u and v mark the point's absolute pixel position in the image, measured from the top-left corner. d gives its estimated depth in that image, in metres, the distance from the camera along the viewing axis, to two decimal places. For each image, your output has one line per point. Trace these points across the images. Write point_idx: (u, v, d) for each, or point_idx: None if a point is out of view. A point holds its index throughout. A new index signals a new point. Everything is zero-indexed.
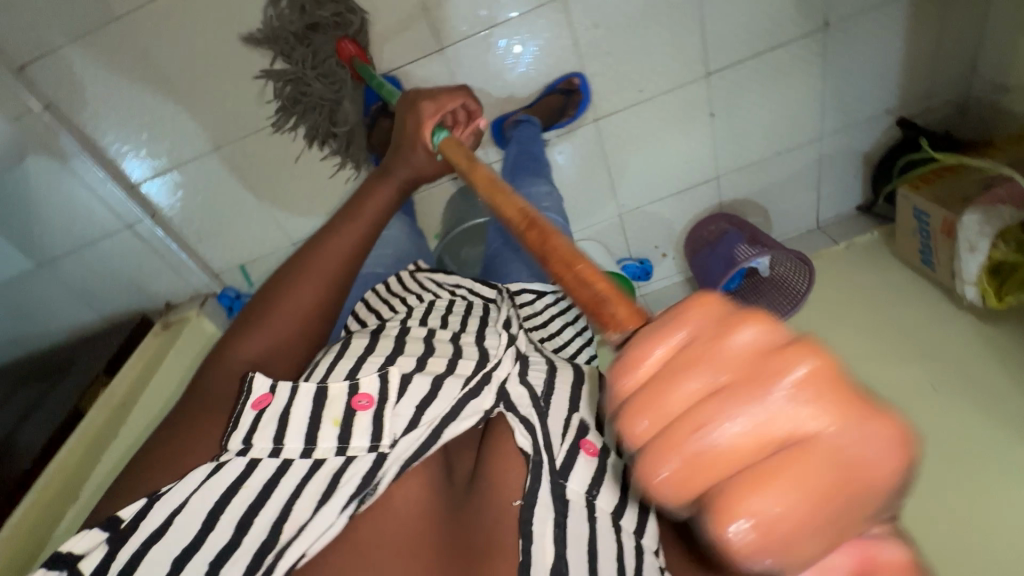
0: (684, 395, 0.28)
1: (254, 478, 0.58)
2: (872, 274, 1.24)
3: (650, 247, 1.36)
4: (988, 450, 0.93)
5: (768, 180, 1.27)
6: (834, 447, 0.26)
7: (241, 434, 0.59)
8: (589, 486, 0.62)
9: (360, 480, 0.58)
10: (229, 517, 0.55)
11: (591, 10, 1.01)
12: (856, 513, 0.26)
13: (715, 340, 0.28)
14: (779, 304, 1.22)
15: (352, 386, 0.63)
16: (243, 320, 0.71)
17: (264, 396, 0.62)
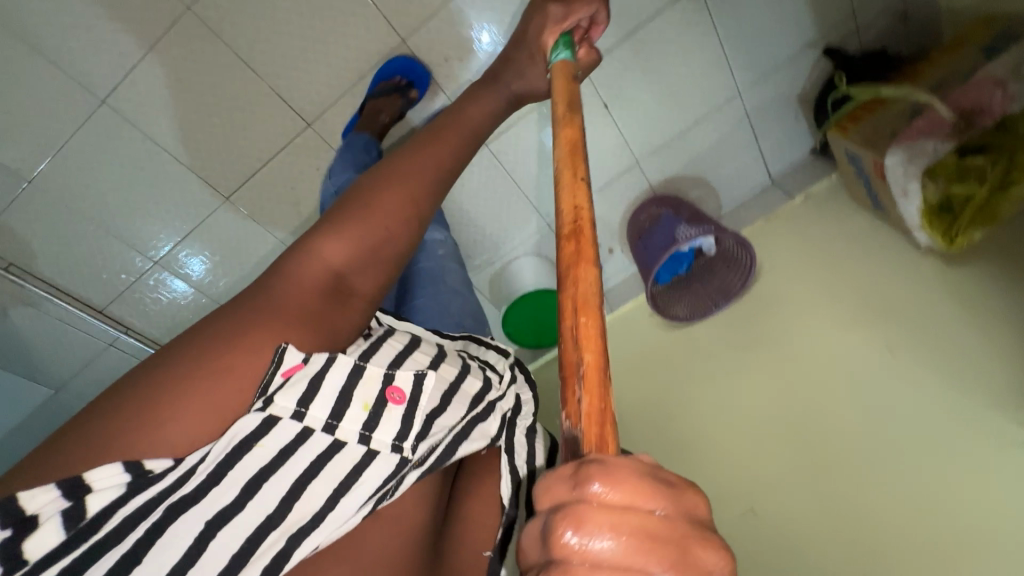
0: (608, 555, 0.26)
1: (273, 438, 0.45)
2: (830, 224, 1.11)
3: None
4: (959, 418, 0.79)
5: (696, 150, 1.20)
6: None
7: (270, 386, 0.45)
8: None
9: (379, 483, 0.50)
10: (235, 479, 0.43)
11: (442, 45, 1.01)
12: None
13: (675, 549, 0.27)
14: (730, 283, 1.16)
15: (386, 374, 0.53)
16: (359, 206, 0.53)
17: (297, 364, 0.46)
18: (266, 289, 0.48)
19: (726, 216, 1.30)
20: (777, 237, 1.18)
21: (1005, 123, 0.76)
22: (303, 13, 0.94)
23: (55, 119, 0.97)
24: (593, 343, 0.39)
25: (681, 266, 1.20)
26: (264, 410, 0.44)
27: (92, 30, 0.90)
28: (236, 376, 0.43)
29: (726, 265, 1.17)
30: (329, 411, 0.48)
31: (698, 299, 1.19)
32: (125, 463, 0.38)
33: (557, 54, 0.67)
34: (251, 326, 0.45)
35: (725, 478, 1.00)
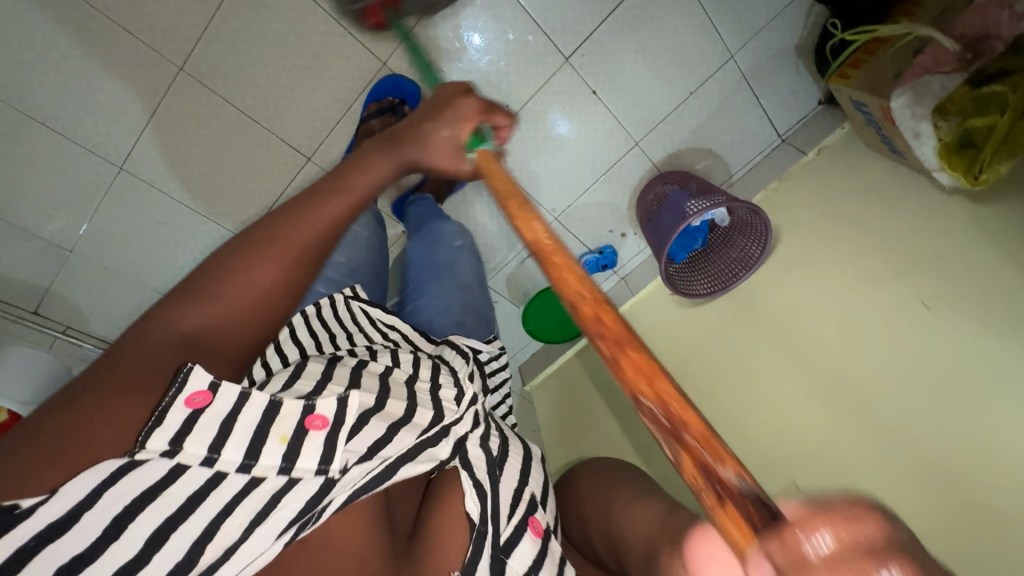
0: None
1: (180, 486, 0.44)
2: (848, 176, 1.06)
3: (606, 233, 1.31)
4: (1007, 365, 0.74)
5: (696, 121, 1.17)
6: None
7: (167, 434, 0.44)
8: (529, 567, 0.59)
9: (303, 507, 0.47)
10: (138, 531, 0.42)
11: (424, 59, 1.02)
12: None
13: None
14: (750, 251, 1.12)
15: (307, 405, 0.51)
16: (222, 265, 0.51)
17: (203, 392, 0.46)
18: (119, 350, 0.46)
19: (738, 182, 1.26)
20: (795, 197, 1.13)
21: (1016, 46, 0.73)
22: (286, 52, 0.98)
23: (78, 191, 1.04)
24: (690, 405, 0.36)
25: (697, 240, 1.19)
26: (172, 457, 0.44)
27: (99, 103, 0.96)
28: (113, 424, 0.42)
29: (744, 232, 1.14)
30: (243, 452, 0.47)
31: (717, 274, 1.16)
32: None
33: (473, 145, 0.62)
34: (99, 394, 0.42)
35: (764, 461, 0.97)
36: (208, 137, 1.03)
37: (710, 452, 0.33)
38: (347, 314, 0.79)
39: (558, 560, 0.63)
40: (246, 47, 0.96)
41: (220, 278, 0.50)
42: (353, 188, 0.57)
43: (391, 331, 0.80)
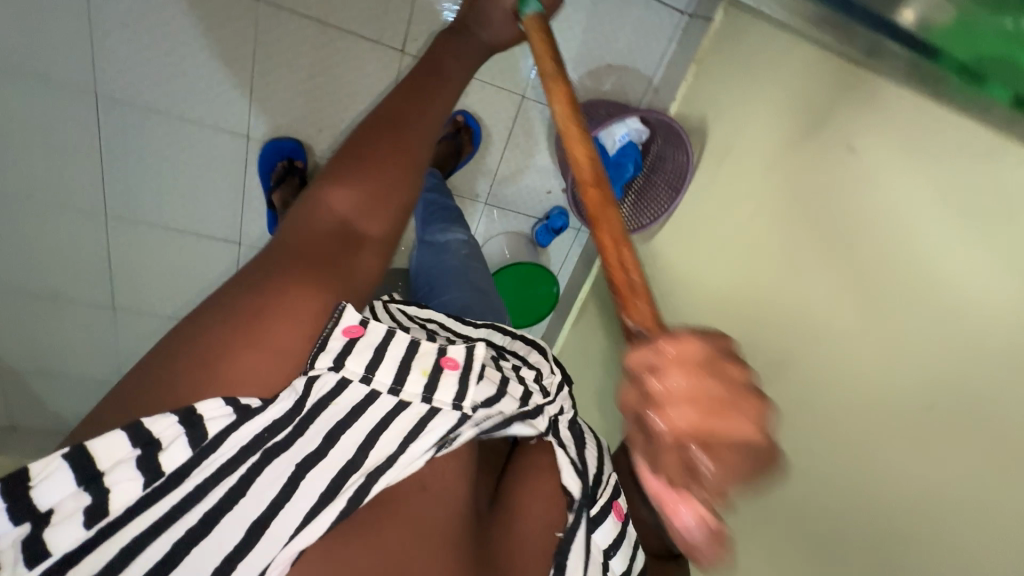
0: (724, 375, 0.36)
1: (346, 398, 0.45)
2: (763, 27, 0.88)
3: (546, 195, 1.22)
4: None
5: (576, 43, 1.02)
6: (742, 440, 0.35)
7: (331, 355, 0.45)
8: (611, 544, 0.59)
9: (445, 436, 0.48)
10: (318, 427, 0.44)
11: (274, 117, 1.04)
12: (724, 462, 0.35)
13: (721, 354, 0.36)
14: (679, 158, 1.00)
15: (439, 347, 0.51)
16: (348, 156, 0.56)
17: (356, 326, 0.47)
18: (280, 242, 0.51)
19: (661, 82, 1.09)
20: (716, 76, 0.97)
21: None
22: (160, 163, 1.04)
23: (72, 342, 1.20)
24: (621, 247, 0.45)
25: (627, 166, 1.03)
26: (336, 371, 0.45)
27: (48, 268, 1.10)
28: (287, 326, 0.44)
29: (662, 141, 1.03)
30: (392, 376, 0.47)
31: (659, 196, 1.03)
32: (226, 398, 0.40)
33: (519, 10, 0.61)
34: (283, 271, 0.47)
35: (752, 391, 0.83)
36: (140, 259, 1.13)
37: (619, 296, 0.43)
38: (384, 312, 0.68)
39: (634, 542, 0.62)
40: (125, 174, 1.04)
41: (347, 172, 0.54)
42: (451, 74, 0.63)
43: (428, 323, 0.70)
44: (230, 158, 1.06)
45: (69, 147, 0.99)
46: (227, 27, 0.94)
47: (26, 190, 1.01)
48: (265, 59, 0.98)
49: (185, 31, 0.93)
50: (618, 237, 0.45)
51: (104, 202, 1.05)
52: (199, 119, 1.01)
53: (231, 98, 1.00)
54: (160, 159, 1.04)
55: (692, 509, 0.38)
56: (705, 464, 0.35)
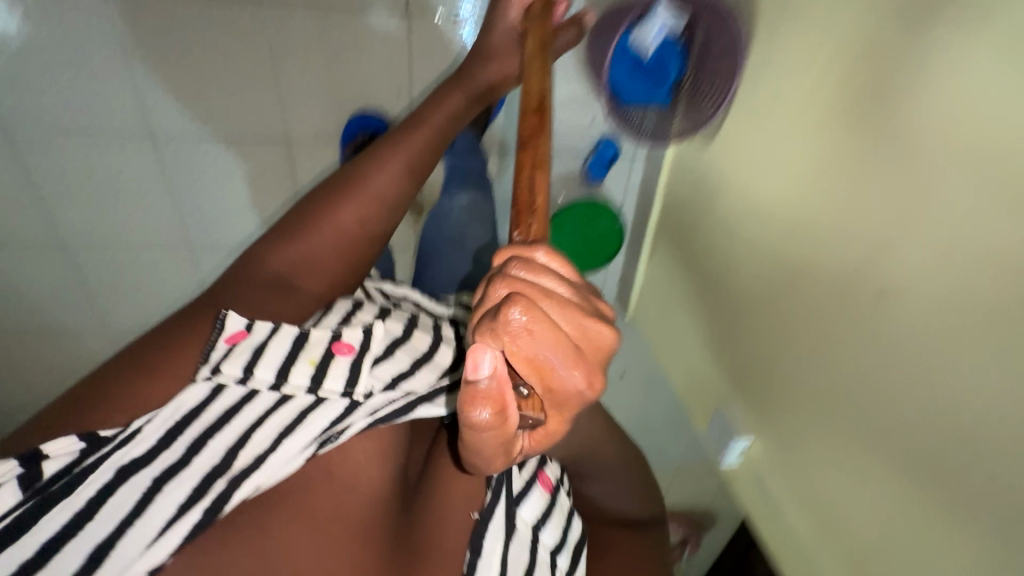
0: (576, 301, 0.43)
1: (219, 402, 0.57)
2: None
3: (588, 125, 1.14)
4: None
5: None
6: (561, 342, 0.40)
7: (240, 364, 0.58)
8: (537, 519, 0.74)
9: (328, 424, 0.58)
10: (182, 440, 0.54)
11: (299, 121, 1.06)
12: (537, 339, 0.39)
13: (591, 301, 0.45)
14: (732, 40, 0.87)
15: (333, 334, 0.64)
16: (319, 204, 0.72)
17: (240, 331, 0.60)
18: (228, 278, 0.68)
19: None
20: None
21: None
22: (204, 187, 1.11)
23: None
24: (534, 191, 0.56)
25: (671, 67, 0.92)
26: (210, 378, 0.57)
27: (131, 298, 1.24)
28: (178, 361, 0.58)
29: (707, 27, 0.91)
30: (274, 372, 0.59)
31: (712, 92, 0.92)
32: (79, 436, 0.51)
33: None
34: (214, 307, 0.63)
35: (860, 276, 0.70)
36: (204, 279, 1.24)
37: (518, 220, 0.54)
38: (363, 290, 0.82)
39: (564, 511, 0.78)
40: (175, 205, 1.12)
41: (310, 219, 0.70)
42: (429, 122, 0.78)
43: (403, 300, 0.85)
44: (264, 169, 1.10)
45: (143, 187, 1.09)
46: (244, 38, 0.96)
47: (103, 234, 1.13)
48: (281, 62, 0.99)
49: (203, 55, 0.96)
50: (544, 186, 0.57)
51: (182, 232, 1.16)
52: (239, 136, 1.06)
53: (262, 108, 1.03)
54: (198, 187, 1.11)
55: (497, 394, 0.40)
56: (517, 330, 0.39)
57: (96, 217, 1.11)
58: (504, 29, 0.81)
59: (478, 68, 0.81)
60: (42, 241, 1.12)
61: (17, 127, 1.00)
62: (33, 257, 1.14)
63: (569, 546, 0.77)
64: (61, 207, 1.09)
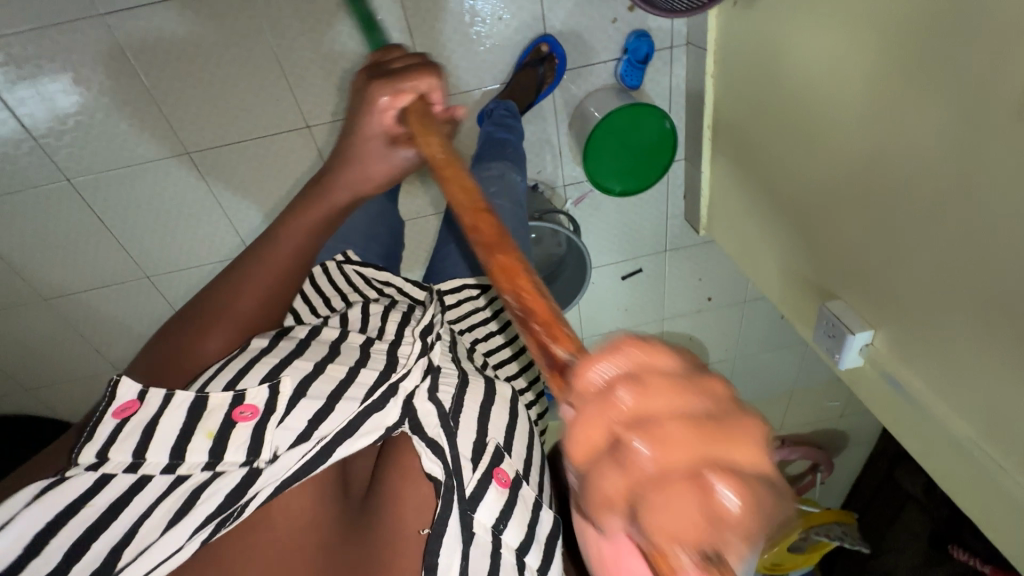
0: (709, 402, 0.29)
1: (103, 495, 0.49)
2: None
3: (611, 24, 1.00)
4: None
5: None
6: (754, 469, 0.28)
7: (129, 448, 0.52)
8: (497, 520, 0.59)
9: (223, 501, 0.50)
10: (57, 544, 0.45)
11: (313, 104, 1.05)
12: (753, 499, 0.26)
13: (704, 383, 0.30)
14: None
15: (235, 396, 0.56)
16: (180, 333, 0.62)
17: (132, 403, 0.55)
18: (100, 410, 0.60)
19: None
20: None
21: None
22: (238, 194, 1.12)
23: None
24: (547, 300, 0.41)
25: None
26: (95, 469, 0.50)
27: None
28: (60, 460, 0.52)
29: None
30: (167, 454, 0.53)
31: None
32: None
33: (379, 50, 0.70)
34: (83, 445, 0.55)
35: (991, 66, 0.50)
36: None
37: (555, 334, 0.38)
38: (341, 276, 0.88)
39: (528, 520, 0.62)
40: (216, 218, 1.15)
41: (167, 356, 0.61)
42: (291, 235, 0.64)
43: (386, 286, 0.87)
44: (290, 164, 1.10)
45: (192, 201, 1.12)
46: (238, 26, 0.95)
47: (161, 264, 1.20)
48: (286, 49, 0.98)
49: (212, 61, 0.98)
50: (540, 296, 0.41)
51: (229, 241, 1.19)
52: (260, 132, 1.06)
53: (272, 96, 1.02)
54: (231, 197, 1.13)
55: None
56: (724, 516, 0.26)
57: (154, 240, 1.16)
58: (365, 141, 0.62)
59: (345, 173, 0.63)
60: (121, 274, 1.20)
61: (71, 170, 1.05)
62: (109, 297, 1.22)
63: (539, 545, 0.62)
64: (128, 237, 1.15)
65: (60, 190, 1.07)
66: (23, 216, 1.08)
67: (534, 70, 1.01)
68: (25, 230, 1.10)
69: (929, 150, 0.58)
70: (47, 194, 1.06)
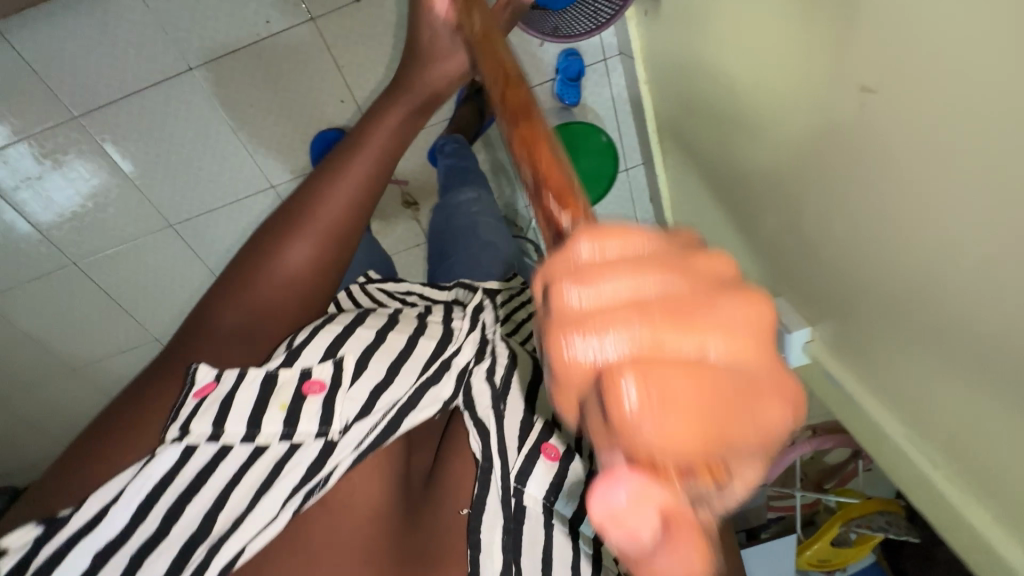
0: (667, 280, 0.21)
1: (191, 466, 0.46)
2: None
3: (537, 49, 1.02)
4: None
5: None
6: (717, 360, 0.19)
7: (209, 417, 0.47)
8: (547, 492, 0.58)
9: (308, 472, 0.49)
10: (155, 511, 0.45)
11: (274, 165, 1.12)
12: (707, 392, 0.18)
13: (675, 258, 0.22)
14: None
15: (302, 369, 0.52)
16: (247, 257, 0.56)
17: (209, 383, 0.48)
18: (139, 386, 0.50)
19: None
20: None
21: None
22: (222, 254, 1.21)
23: None
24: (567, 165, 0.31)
25: None
26: (180, 439, 0.46)
27: None
28: (136, 428, 0.46)
29: None
30: (246, 422, 0.49)
31: None
32: (40, 522, 0.42)
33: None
34: (147, 405, 0.47)
35: (829, 60, 0.50)
36: None
37: (557, 196, 0.28)
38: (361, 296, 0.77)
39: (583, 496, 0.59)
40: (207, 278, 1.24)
41: (248, 278, 0.54)
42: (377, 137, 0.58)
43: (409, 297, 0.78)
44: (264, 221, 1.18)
45: (184, 265, 1.21)
46: (194, 106, 1.04)
47: (165, 328, 1.29)
48: (239, 120, 1.06)
49: (176, 142, 1.07)
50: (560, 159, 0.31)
51: None
52: (232, 197, 1.14)
53: (235, 163, 1.10)
54: (217, 257, 1.21)
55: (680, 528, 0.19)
56: (660, 414, 0.18)
57: (157, 306, 1.26)
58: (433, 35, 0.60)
59: (418, 75, 0.60)
60: (132, 343, 1.30)
61: (74, 255, 1.15)
62: (126, 365, 1.32)
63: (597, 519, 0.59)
64: (133, 307, 1.25)
65: (67, 274, 1.17)
66: (39, 303, 1.19)
67: (475, 100, 1.05)
68: (40, 314, 1.21)
69: (802, 144, 0.58)
70: (54, 279, 1.17)
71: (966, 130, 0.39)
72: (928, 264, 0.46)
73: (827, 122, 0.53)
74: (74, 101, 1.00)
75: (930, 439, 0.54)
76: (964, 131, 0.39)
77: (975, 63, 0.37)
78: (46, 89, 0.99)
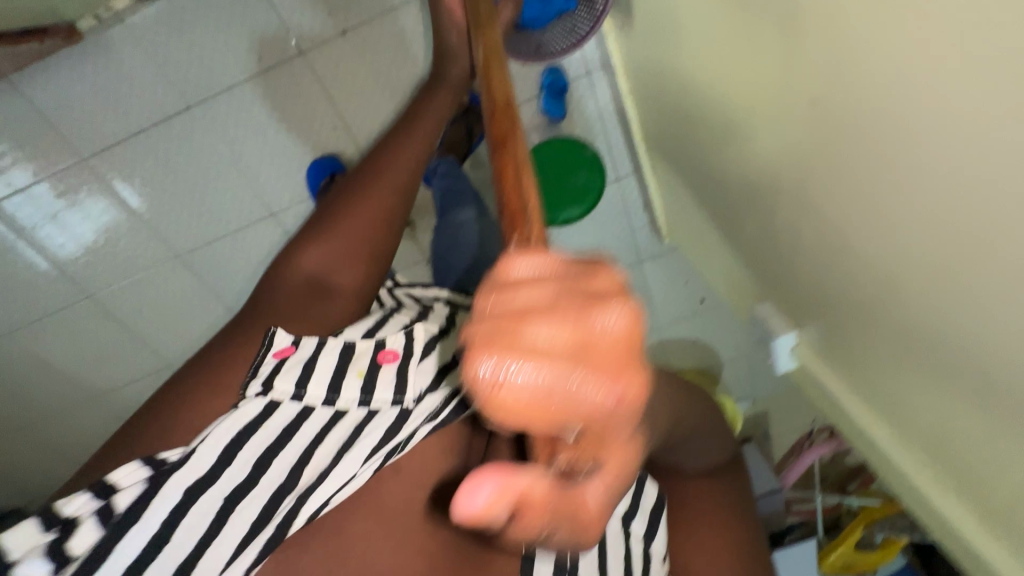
0: (544, 296, 0.28)
1: (274, 419, 0.52)
2: None
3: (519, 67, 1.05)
4: None
5: None
6: (560, 349, 0.26)
7: (292, 379, 0.54)
8: None
9: (384, 435, 0.53)
10: (245, 458, 0.50)
11: (274, 193, 1.16)
12: (541, 370, 0.25)
13: (568, 280, 0.29)
14: None
15: (377, 342, 0.59)
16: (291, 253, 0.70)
17: (287, 347, 0.58)
18: (220, 338, 0.62)
19: None
20: None
21: None
22: (229, 281, 1.25)
23: None
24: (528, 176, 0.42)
25: None
26: (265, 395, 0.53)
27: None
28: (227, 387, 0.55)
29: None
30: (326, 388, 0.55)
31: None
32: (142, 462, 0.48)
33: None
34: (245, 331, 0.61)
35: (780, 73, 0.51)
36: None
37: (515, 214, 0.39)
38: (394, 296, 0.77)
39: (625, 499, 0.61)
40: (216, 304, 1.28)
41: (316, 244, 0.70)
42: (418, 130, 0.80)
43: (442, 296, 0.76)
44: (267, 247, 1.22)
45: (193, 294, 1.25)
46: (195, 142, 1.09)
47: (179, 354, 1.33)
48: (238, 152, 1.11)
49: (180, 176, 1.12)
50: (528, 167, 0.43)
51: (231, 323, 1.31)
52: (236, 226, 1.18)
53: (237, 193, 1.15)
54: (224, 285, 1.25)
55: (539, 490, 0.26)
56: (502, 383, 0.25)
57: (170, 334, 1.30)
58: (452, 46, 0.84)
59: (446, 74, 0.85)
60: (148, 370, 1.34)
61: (90, 288, 1.21)
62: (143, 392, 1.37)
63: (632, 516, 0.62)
64: (148, 336, 1.29)
65: (84, 307, 1.22)
66: (58, 335, 1.25)
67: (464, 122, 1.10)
68: (60, 347, 1.26)
69: (764, 150, 0.59)
70: (72, 312, 1.22)
71: (900, 135, 0.40)
72: (885, 262, 0.47)
73: (785, 132, 0.54)
74: (83, 144, 1.06)
75: (911, 440, 0.54)
76: (894, 141, 0.41)
77: (895, 72, 0.38)
78: (57, 135, 1.04)
